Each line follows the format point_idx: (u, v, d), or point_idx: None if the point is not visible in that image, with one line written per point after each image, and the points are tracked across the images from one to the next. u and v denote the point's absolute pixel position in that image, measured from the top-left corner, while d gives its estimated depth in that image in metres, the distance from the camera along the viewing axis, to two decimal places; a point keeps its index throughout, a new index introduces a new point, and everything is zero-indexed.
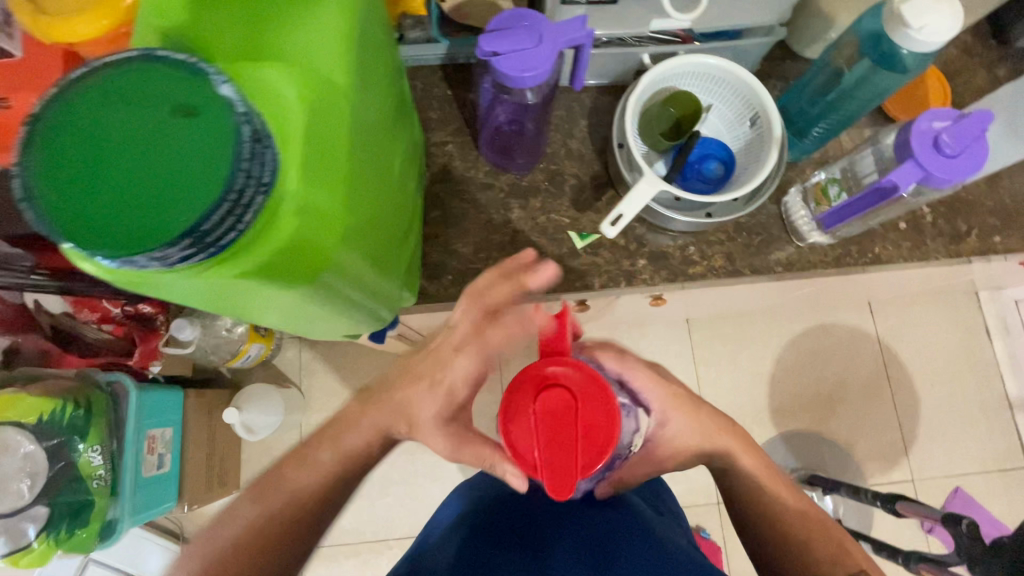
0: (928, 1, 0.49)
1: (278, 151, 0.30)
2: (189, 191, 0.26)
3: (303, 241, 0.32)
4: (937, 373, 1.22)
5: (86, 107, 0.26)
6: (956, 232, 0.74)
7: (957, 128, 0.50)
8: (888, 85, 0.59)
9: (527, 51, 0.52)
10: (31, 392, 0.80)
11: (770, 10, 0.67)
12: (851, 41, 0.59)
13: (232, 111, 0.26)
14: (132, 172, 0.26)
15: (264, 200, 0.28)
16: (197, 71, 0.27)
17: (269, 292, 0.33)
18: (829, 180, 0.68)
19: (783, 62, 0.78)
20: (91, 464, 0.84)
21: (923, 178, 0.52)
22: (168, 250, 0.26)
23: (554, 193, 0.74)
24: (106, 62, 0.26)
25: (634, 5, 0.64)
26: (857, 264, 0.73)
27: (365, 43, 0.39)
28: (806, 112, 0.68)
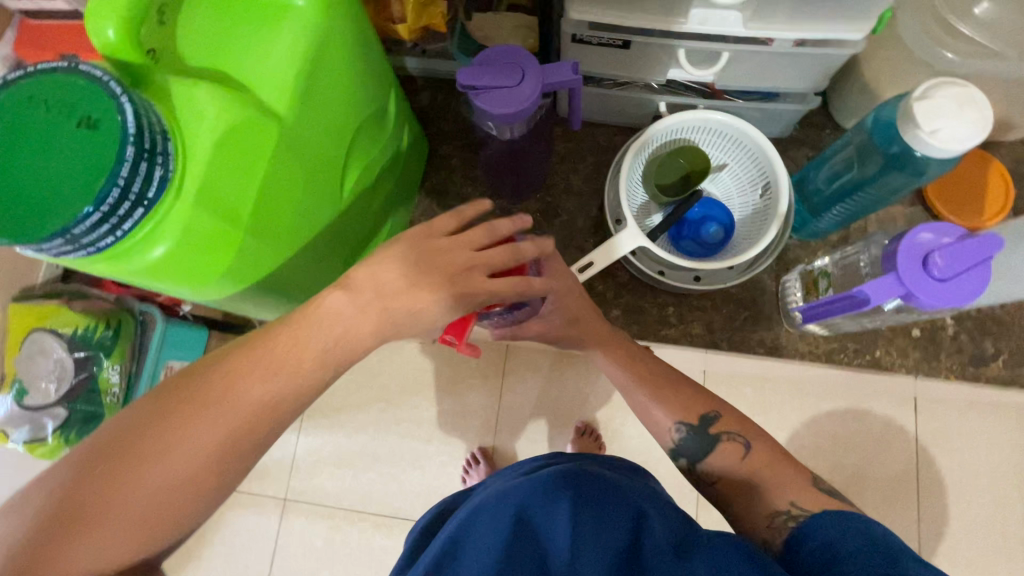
0: (947, 105, 0.44)
1: (175, 167, 0.32)
2: (69, 197, 0.29)
3: (194, 249, 0.35)
4: None
5: (5, 106, 0.29)
6: (981, 353, 0.66)
7: (950, 250, 0.44)
8: (906, 183, 0.53)
9: (507, 89, 0.52)
10: (74, 307, 0.87)
11: (804, 77, 0.62)
12: (868, 129, 0.54)
13: (122, 131, 0.29)
14: (29, 170, 0.29)
15: (145, 211, 0.31)
16: (106, 91, 0.30)
17: (165, 286, 0.37)
18: (823, 270, 0.62)
19: (822, 130, 0.72)
20: (109, 380, 0.87)
21: (903, 296, 0.47)
22: (42, 244, 0.29)
23: (545, 225, 0.74)
24: (34, 70, 0.30)
25: (651, 53, 0.61)
26: (851, 363, 0.67)
27: (318, 67, 0.42)
28: (821, 190, 0.63)
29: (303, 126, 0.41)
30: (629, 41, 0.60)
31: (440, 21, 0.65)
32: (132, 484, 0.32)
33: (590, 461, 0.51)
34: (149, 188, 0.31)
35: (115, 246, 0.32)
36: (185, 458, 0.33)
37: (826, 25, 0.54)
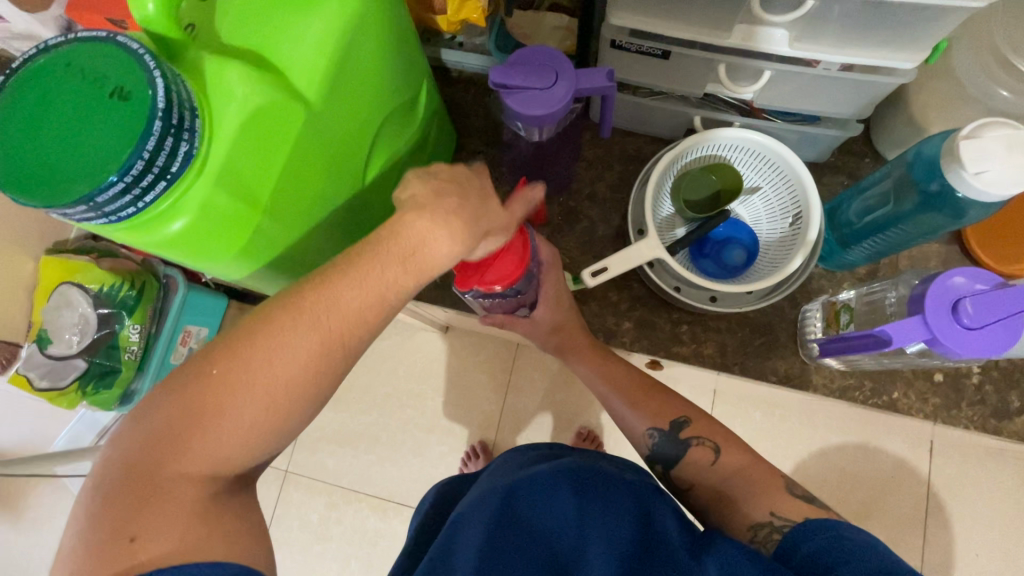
0: (996, 147, 0.42)
1: (201, 145, 0.33)
2: (96, 166, 0.29)
3: (211, 226, 0.35)
4: (985, 544, 1.04)
5: (47, 72, 0.30)
6: (1005, 406, 0.63)
7: (984, 298, 0.43)
8: (942, 224, 0.51)
9: (538, 90, 0.51)
10: (102, 264, 0.90)
11: (848, 103, 0.60)
12: (909, 164, 0.52)
13: (152, 104, 0.30)
14: (62, 135, 0.30)
15: (167, 185, 0.32)
16: (140, 64, 0.30)
17: (185, 260, 0.37)
18: (845, 305, 0.61)
19: (861, 159, 0.69)
20: (129, 338, 0.92)
21: (928, 341, 0.45)
22: (65, 209, 0.30)
23: (565, 229, 0.73)
24: (77, 39, 0.31)
25: (690, 65, 0.60)
26: (866, 402, 0.65)
27: (352, 55, 0.42)
28: (853, 222, 0.61)
29: (331, 113, 0.42)
30: (668, 52, 0.58)
31: (479, 16, 0.64)
32: (224, 405, 0.34)
33: (593, 455, 0.58)
34: (173, 162, 0.31)
35: (137, 217, 0.32)
36: (256, 389, 0.35)
37: (875, 51, 0.52)
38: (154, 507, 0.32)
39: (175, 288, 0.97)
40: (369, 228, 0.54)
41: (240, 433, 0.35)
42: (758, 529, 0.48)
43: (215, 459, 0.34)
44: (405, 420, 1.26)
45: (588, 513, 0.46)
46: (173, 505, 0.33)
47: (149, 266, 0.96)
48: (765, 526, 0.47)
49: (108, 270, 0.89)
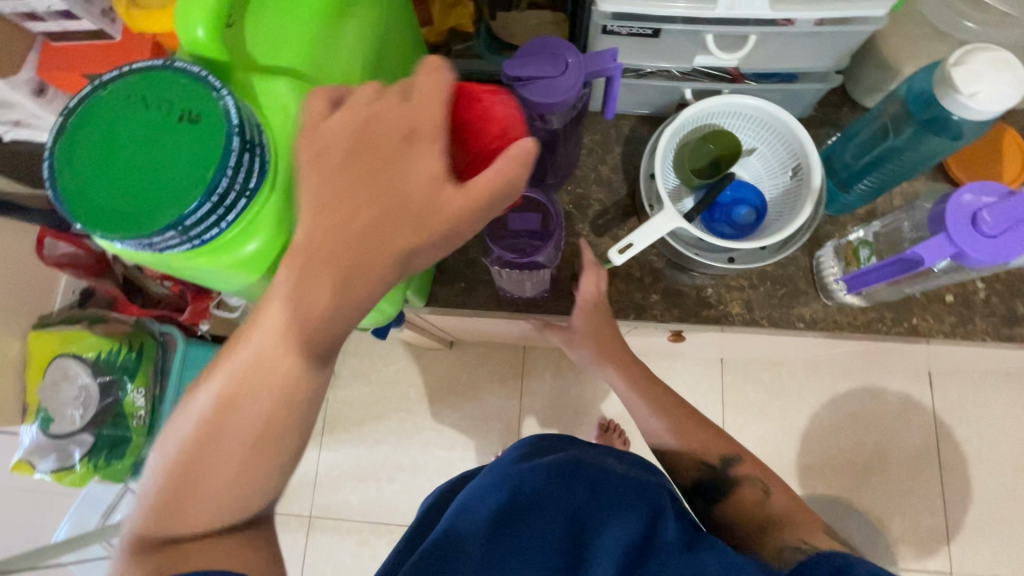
0: (985, 68, 0.46)
1: (269, 160, 0.33)
2: (179, 190, 0.29)
3: (283, 241, 0.35)
4: (997, 462, 1.10)
5: (108, 107, 0.30)
6: (1013, 315, 0.67)
7: (1000, 206, 0.46)
8: (939, 149, 0.55)
9: (549, 79, 0.53)
10: (96, 331, 0.96)
11: (827, 56, 0.64)
12: (899, 99, 0.56)
13: (227, 121, 0.30)
14: (135, 166, 0.30)
15: (247, 202, 0.32)
16: (205, 85, 0.31)
17: (259, 279, 0.37)
18: (862, 241, 0.66)
19: (841, 109, 0.74)
20: (134, 403, 0.97)
21: (956, 256, 0.49)
22: (153, 237, 0.29)
23: (577, 216, 0.74)
24: (134, 69, 0.31)
25: (679, 39, 0.63)
26: (889, 333, 0.68)
27: (378, 64, 0.43)
28: (850, 165, 0.65)
29: None
30: (659, 30, 0.61)
31: (468, 21, 0.68)
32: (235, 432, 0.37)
33: (596, 448, 0.58)
34: (251, 179, 0.31)
35: (218, 238, 0.32)
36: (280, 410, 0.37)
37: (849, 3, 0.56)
38: (179, 531, 0.37)
39: (174, 344, 1.02)
40: None
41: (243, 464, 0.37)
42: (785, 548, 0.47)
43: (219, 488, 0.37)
44: (425, 442, 1.26)
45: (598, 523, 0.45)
46: (204, 512, 0.37)
47: (144, 326, 1.01)
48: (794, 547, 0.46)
49: (104, 336, 0.95)
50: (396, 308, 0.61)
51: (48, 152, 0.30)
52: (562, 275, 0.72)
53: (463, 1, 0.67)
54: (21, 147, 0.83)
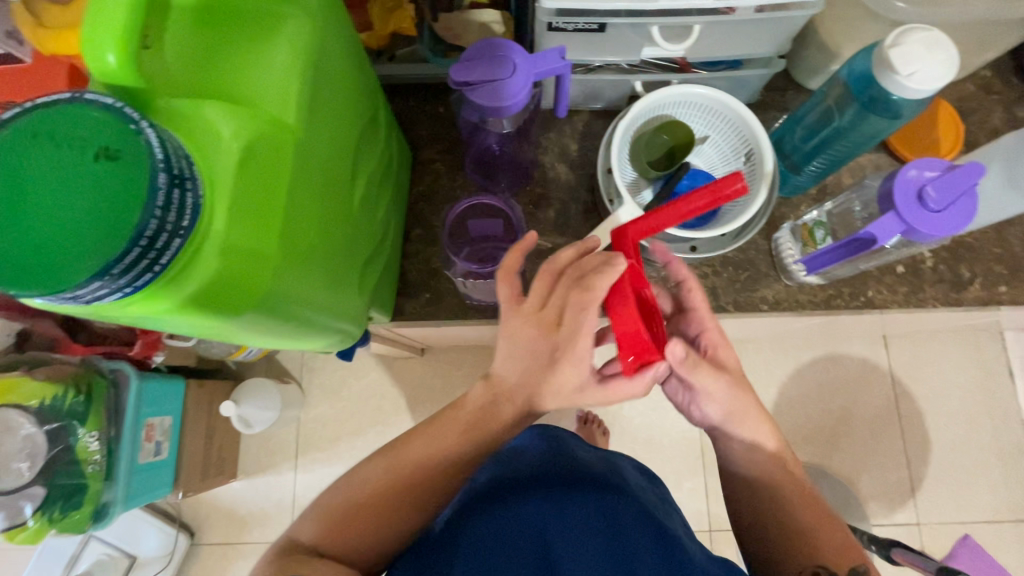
0: (918, 49, 0.47)
1: (204, 193, 0.30)
2: (102, 237, 0.27)
3: (228, 278, 0.32)
4: (952, 413, 1.16)
5: (10, 148, 0.27)
6: (959, 279, 0.71)
7: (941, 182, 0.48)
8: (881, 128, 0.57)
9: (498, 81, 0.52)
10: (36, 376, 0.93)
11: (770, 41, 0.65)
12: (842, 81, 0.58)
13: (151, 157, 0.27)
14: (45, 212, 0.27)
15: (183, 242, 0.29)
16: (121, 118, 0.28)
17: (206, 320, 0.34)
18: (817, 222, 0.67)
19: (786, 92, 0.75)
20: (87, 448, 0.96)
21: (905, 232, 0.50)
22: (78, 290, 0.27)
23: (538, 216, 0.73)
24: (38, 104, 0.28)
25: (626, 32, 0.63)
26: (848, 308, 0.70)
27: (318, 79, 0.41)
28: (799, 147, 0.66)
29: (312, 141, 0.40)
30: (605, 24, 0.61)
31: (408, 24, 0.65)
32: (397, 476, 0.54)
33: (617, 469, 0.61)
34: (184, 217, 0.29)
35: (153, 283, 0.29)
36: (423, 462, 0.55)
37: None
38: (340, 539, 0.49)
39: (126, 380, 1.01)
40: (360, 255, 0.53)
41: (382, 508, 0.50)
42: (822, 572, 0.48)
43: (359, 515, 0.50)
44: None
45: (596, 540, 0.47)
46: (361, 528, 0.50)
47: (89, 365, 0.99)
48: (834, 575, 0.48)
49: (45, 382, 0.93)
50: (360, 329, 0.59)
51: None
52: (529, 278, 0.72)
53: (403, 5, 0.64)
54: None
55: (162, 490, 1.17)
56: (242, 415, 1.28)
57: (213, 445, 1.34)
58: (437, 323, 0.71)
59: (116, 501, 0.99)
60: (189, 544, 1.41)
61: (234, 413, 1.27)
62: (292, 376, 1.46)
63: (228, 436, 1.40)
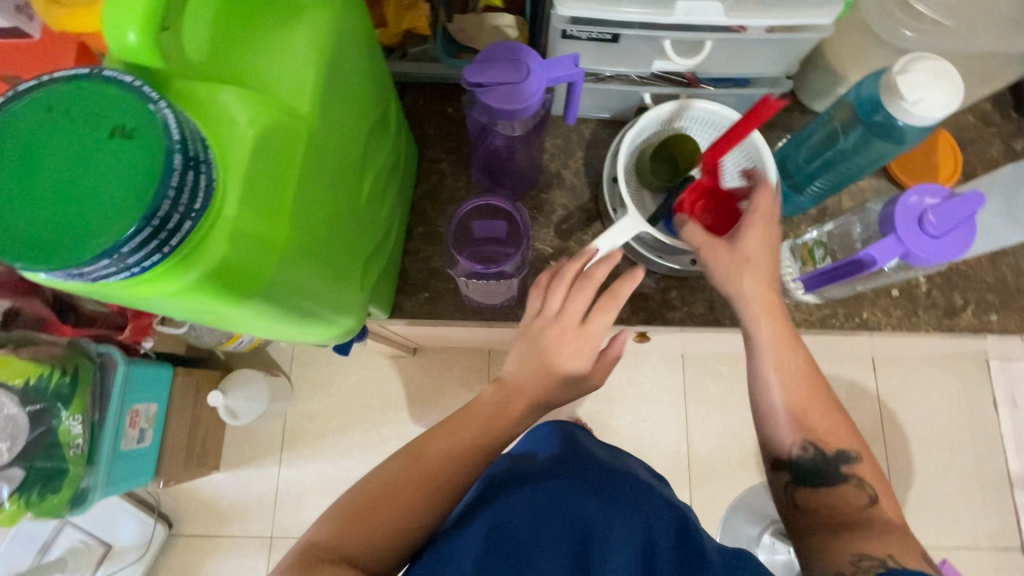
0: (925, 77, 0.48)
1: (216, 177, 0.30)
2: (113, 215, 0.26)
3: (234, 265, 0.32)
4: (936, 439, 1.17)
5: (25, 122, 0.27)
6: (952, 305, 0.72)
7: (943, 208, 0.48)
8: (884, 152, 0.58)
9: (511, 84, 0.52)
10: (21, 356, 0.92)
11: (778, 62, 0.66)
12: (849, 105, 0.59)
13: (167, 137, 0.27)
14: (58, 187, 0.27)
15: (194, 225, 0.29)
16: (139, 96, 0.28)
17: (208, 306, 0.34)
18: (817, 242, 0.68)
19: (791, 112, 0.76)
20: (71, 432, 0.96)
21: (904, 255, 0.51)
22: (85, 268, 0.26)
23: (541, 221, 0.74)
24: (56, 78, 0.28)
25: (638, 44, 0.63)
26: (842, 327, 0.71)
27: (334, 69, 0.41)
28: (803, 167, 0.67)
29: (325, 132, 0.40)
30: (618, 35, 0.61)
31: (423, 23, 0.65)
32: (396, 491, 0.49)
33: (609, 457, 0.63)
34: (195, 200, 0.29)
35: (159, 265, 0.29)
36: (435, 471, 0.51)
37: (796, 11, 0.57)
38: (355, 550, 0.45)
39: (114, 363, 1.03)
40: (364, 250, 0.52)
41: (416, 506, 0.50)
42: (862, 560, 0.46)
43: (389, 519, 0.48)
44: None
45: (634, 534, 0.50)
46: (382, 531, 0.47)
47: (77, 348, 0.99)
48: (874, 560, 0.45)
49: (31, 361, 0.92)
50: (358, 324, 0.59)
51: None
52: (529, 282, 0.72)
53: (419, 4, 0.64)
54: None
55: (142, 481, 1.15)
56: (229, 406, 1.27)
57: (197, 435, 1.32)
58: (434, 322, 0.71)
59: (95, 486, 1.01)
60: (167, 535, 1.38)
61: (221, 404, 1.25)
62: (282, 369, 1.45)
63: (213, 427, 1.38)
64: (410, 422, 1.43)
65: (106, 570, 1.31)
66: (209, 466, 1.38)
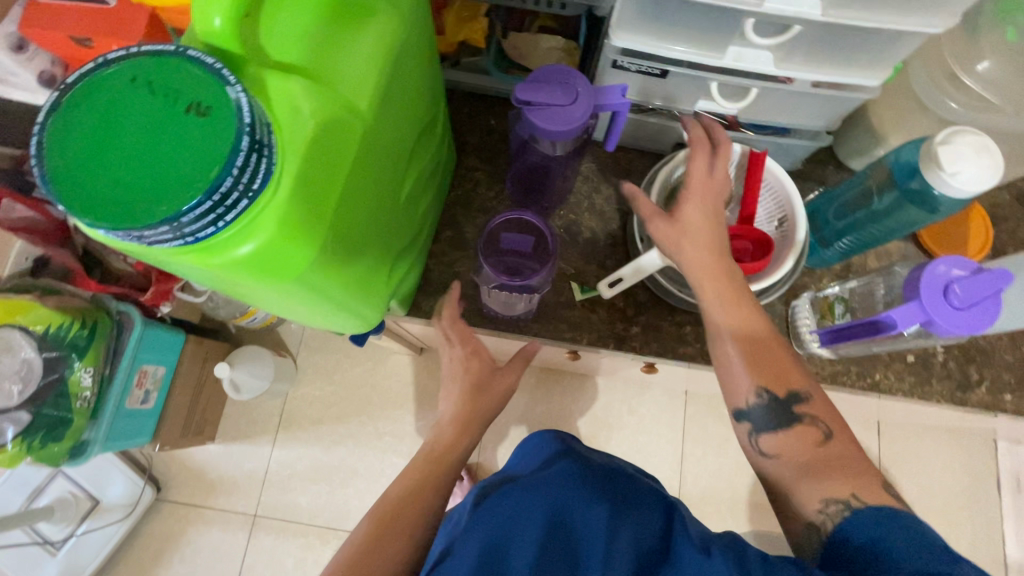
0: (966, 151, 0.49)
1: (275, 162, 0.32)
2: (178, 186, 0.28)
3: (279, 246, 0.33)
4: (935, 513, 1.15)
5: (110, 90, 0.29)
6: (967, 379, 0.71)
7: (969, 282, 0.48)
8: (916, 219, 0.58)
9: (560, 107, 0.54)
10: (46, 304, 0.96)
11: (820, 116, 0.67)
12: (885, 167, 0.59)
13: (238, 118, 0.29)
14: (133, 152, 0.28)
15: (251, 203, 0.30)
16: (218, 78, 0.29)
17: (248, 282, 0.36)
18: (838, 297, 0.68)
19: (826, 167, 0.77)
20: (80, 383, 0.98)
21: (925, 322, 0.51)
22: (146, 232, 0.28)
23: (567, 241, 0.75)
24: (143, 51, 0.30)
25: (685, 82, 0.65)
26: (853, 386, 0.71)
27: (394, 71, 0.43)
28: (832, 223, 0.68)
29: (379, 130, 0.42)
30: (667, 71, 0.63)
31: (479, 36, 0.68)
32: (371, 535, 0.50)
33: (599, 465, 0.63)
34: (255, 180, 0.30)
35: (211, 238, 0.30)
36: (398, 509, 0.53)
37: (845, 70, 0.58)
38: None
39: (130, 322, 1.05)
40: (395, 246, 0.54)
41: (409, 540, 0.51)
42: (829, 506, 0.45)
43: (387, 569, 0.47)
44: None
45: (617, 526, 0.49)
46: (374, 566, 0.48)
47: (100, 304, 1.03)
48: (840, 504, 0.44)
49: (54, 311, 0.95)
50: (378, 317, 0.60)
51: (38, 126, 0.28)
52: (547, 299, 0.73)
53: (478, 18, 0.66)
54: None
55: (139, 441, 1.17)
56: (234, 379, 1.28)
57: (198, 403, 1.34)
58: None
59: (95, 441, 1.02)
60: (154, 498, 1.39)
61: (226, 377, 1.27)
62: (289, 350, 1.47)
63: (214, 398, 1.40)
64: (407, 420, 1.44)
65: (89, 525, 1.32)
66: (204, 437, 1.40)
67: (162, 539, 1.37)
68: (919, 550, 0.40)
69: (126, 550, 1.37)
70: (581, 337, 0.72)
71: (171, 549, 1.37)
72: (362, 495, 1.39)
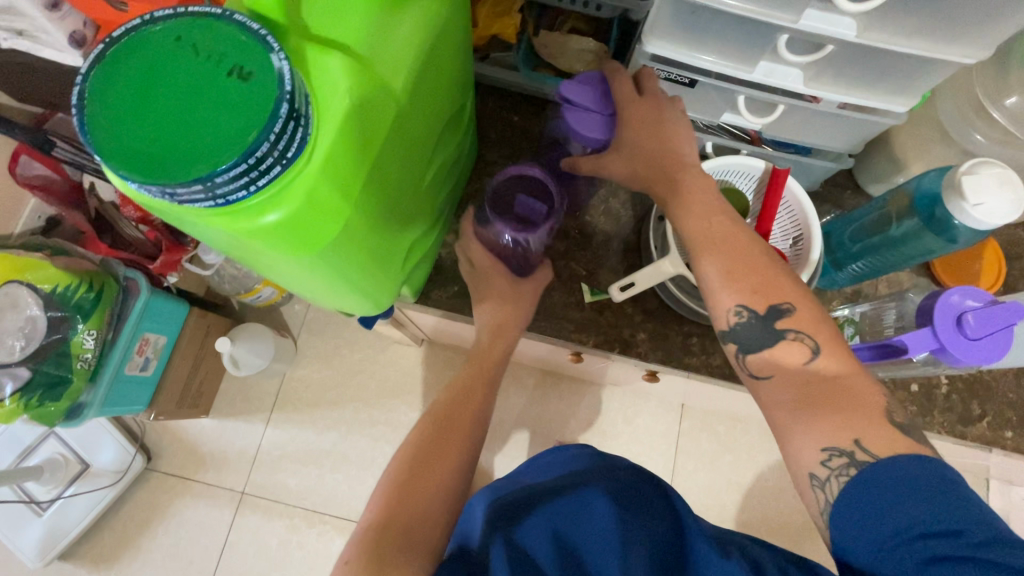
0: (990, 183, 0.49)
1: (310, 133, 0.32)
2: (215, 147, 0.28)
3: (305, 217, 0.33)
4: None
5: (155, 47, 0.29)
6: (969, 413, 0.71)
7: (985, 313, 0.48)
8: (933, 248, 0.58)
9: (597, 112, 0.61)
10: (55, 264, 0.96)
11: (844, 139, 0.67)
12: (907, 194, 0.59)
13: (279, 85, 0.29)
14: (172, 109, 0.28)
15: (282, 171, 0.30)
16: (262, 44, 0.30)
17: (269, 251, 0.36)
18: (847, 319, 0.69)
19: (845, 190, 0.77)
20: (82, 345, 0.98)
21: (936, 350, 0.51)
22: (179, 189, 0.28)
23: (581, 242, 0.75)
24: (191, 12, 0.30)
25: (712, 94, 0.65)
26: None
27: (430, 55, 0.43)
28: (847, 245, 0.68)
29: (410, 112, 0.42)
30: (695, 81, 0.63)
31: (511, 31, 0.67)
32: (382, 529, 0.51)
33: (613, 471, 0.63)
34: (290, 148, 0.30)
35: (241, 202, 0.31)
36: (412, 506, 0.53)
37: (874, 94, 0.58)
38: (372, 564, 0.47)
39: (136, 290, 1.05)
40: (412, 232, 0.54)
41: (427, 512, 0.52)
42: (828, 453, 0.41)
43: (417, 530, 0.50)
44: None
45: (627, 518, 0.50)
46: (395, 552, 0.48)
47: (108, 268, 1.03)
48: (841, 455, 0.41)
49: (62, 271, 0.95)
50: (389, 302, 0.60)
51: (82, 77, 0.29)
52: (557, 298, 0.73)
53: (511, 13, 0.66)
54: (18, 57, 0.80)
55: (134, 408, 1.18)
56: (233, 354, 1.28)
57: (196, 376, 1.34)
58: (457, 317, 0.72)
59: (92, 404, 1.02)
60: (144, 467, 1.39)
61: (226, 352, 1.27)
62: (291, 331, 1.47)
63: (213, 372, 1.40)
64: (402, 411, 1.44)
65: (76, 489, 1.32)
66: (199, 410, 1.40)
67: (148, 508, 1.37)
68: (923, 487, 0.37)
69: (111, 517, 1.36)
70: (588, 339, 0.72)
71: (157, 519, 1.37)
72: (351, 481, 1.39)
